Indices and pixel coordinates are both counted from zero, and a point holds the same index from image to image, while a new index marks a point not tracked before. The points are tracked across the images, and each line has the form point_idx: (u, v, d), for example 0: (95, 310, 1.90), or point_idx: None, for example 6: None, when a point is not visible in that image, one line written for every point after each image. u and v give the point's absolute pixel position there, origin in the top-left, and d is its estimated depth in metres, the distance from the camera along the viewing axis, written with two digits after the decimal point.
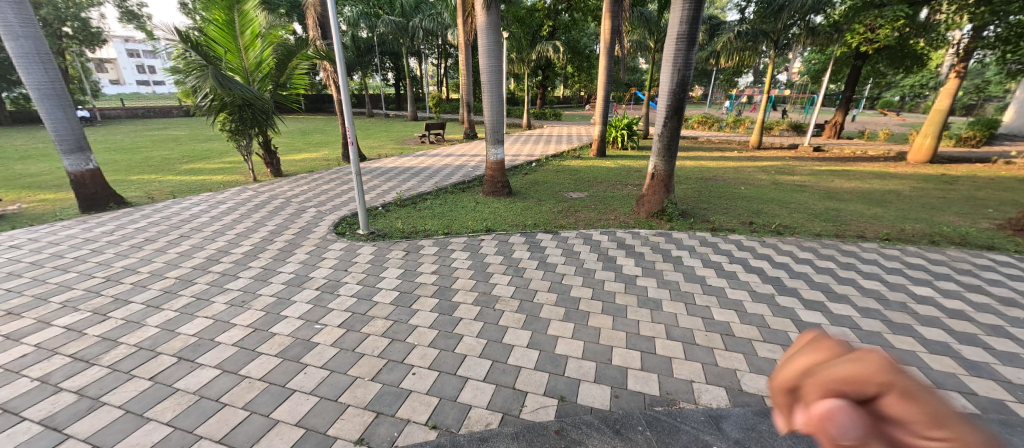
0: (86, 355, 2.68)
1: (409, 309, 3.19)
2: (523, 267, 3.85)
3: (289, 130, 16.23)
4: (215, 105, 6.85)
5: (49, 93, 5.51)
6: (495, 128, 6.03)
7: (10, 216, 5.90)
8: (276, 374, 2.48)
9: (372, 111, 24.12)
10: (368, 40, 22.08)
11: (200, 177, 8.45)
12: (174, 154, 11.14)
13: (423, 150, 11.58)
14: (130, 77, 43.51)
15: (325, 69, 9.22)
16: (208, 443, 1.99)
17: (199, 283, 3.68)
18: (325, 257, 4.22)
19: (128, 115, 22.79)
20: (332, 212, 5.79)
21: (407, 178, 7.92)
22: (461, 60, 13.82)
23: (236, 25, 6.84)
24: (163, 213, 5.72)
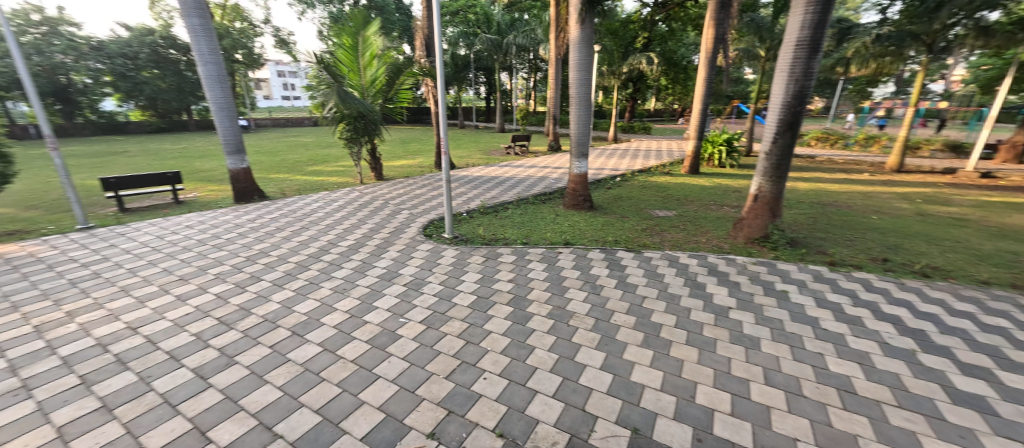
0: (228, 319, 3.27)
1: (485, 314, 3.28)
2: (600, 284, 3.73)
3: (393, 139, 18.11)
4: (337, 117, 7.91)
5: (223, 105, 6.90)
6: (580, 141, 5.99)
7: (188, 202, 7.51)
8: (365, 359, 2.73)
9: (464, 123, 25.73)
10: (466, 57, 23.70)
11: (320, 177, 9.83)
12: (303, 158, 13.16)
13: (507, 161, 11.97)
14: (277, 93, 52.74)
15: (427, 84, 10.07)
16: (308, 411, 2.26)
17: (312, 269, 4.26)
18: (413, 257, 4.57)
19: (273, 124, 27.56)
20: (423, 215, 6.27)
21: (491, 187, 8.24)
22: (551, 74, 14.06)
23: (359, 48, 7.87)
24: (290, 207, 6.77)
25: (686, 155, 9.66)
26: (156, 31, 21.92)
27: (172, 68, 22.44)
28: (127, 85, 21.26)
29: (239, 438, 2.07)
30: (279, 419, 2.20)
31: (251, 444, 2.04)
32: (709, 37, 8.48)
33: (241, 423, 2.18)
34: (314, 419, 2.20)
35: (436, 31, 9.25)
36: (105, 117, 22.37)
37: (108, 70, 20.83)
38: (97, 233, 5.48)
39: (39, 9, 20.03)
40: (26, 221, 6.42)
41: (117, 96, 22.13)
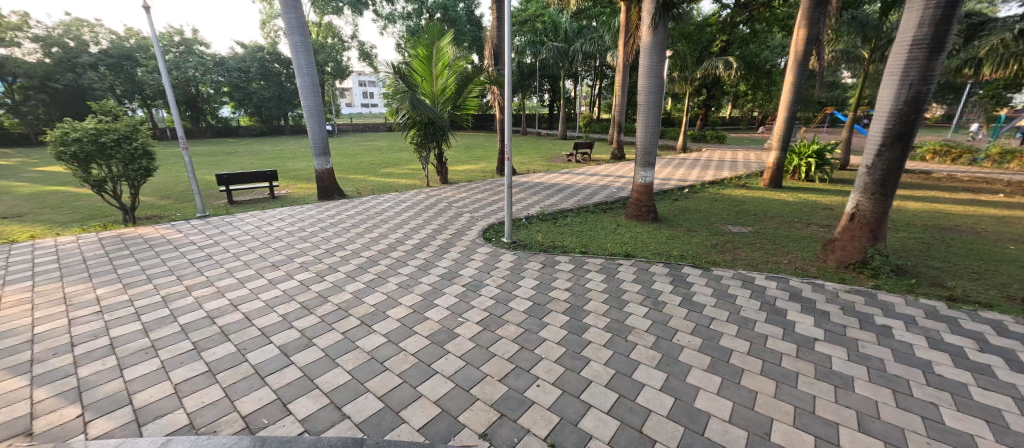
0: (309, 304, 3.63)
1: (540, 320, 3.28)
2: (663, 301, 3.55)
3: (458, 144, 18.87)
4: (410, 123, 8.43)
5: (314, 112, 7.71)
6: (647, 150, 5.75)
7: (281, 197, 8.48)
8: (425, 354, 2.85)
9: (526, 129, 26.04)
10: (531, 65, 24.02)
11: (391, 179, 10.53)
12: (377, 160, 14.22)
13: (569, 168, 11.86)
14: (358, 101, 57.80)
15: (493, 92, 10.35)
16: (372, 396, 2.42)
17: (381, 264, 4.58)
18: (473, 259, 4.71)
19: (353, 129, 30.14)
20: (483, 219, 6.44)
21: (551, 194, 8.22)
22: (618, 80, 13.71)
23: (433, 58, 8.33)
24: (364, 206, 7.35)
25: (767, 167, 8.85)
26: (265, 47, 25.15)
27: (274, 80, 25.56)
28: (239, 95, 24.61)
29: (313, 414, 2.28)
30: (347, 400, 2.39)
31: (323, 420, 2.24)
32: (798, 38, 7.74)
33: (315, 400, 2.40)
34: (377, 405, 2.34)
35: (505, 41, 9.50)
36: (222, 122, 26.09)
37: (226, 82, 24.31)
38: (211, 222, 6.39)
39: (180, 32, 24.00)
40: (160, 208, 7.68)
41: (232, 105, 25.71)
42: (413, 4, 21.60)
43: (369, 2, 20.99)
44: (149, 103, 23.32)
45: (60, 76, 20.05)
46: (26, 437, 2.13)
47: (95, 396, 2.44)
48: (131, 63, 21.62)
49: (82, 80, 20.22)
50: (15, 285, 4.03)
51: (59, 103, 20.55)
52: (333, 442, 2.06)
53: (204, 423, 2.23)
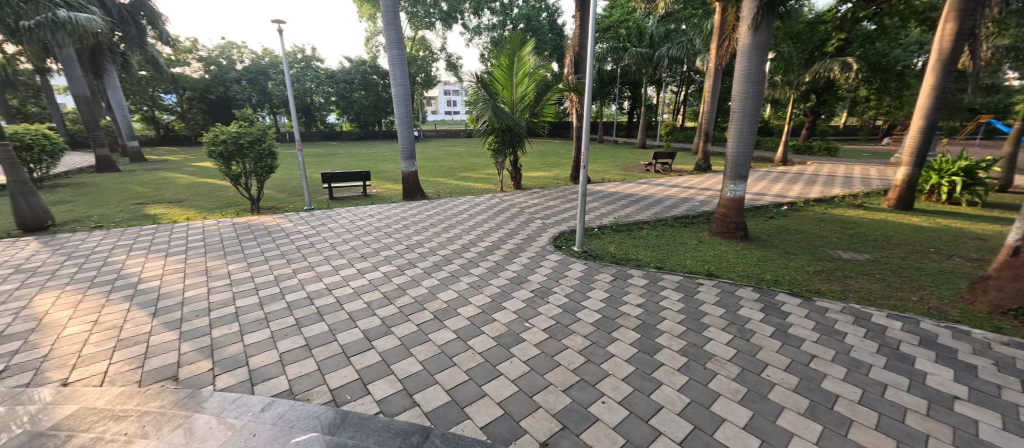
0: (390, 295, 3.95)
1: (608, 334, 3.17)
2: (750, 328, 3.20)
3: (533, 151, 19.12)
4: (489, 129, 8.74)
5: (404, 118, 8.41)
6: (739, 161, 5.26)
7: (371, 196, 9.35)
8: (491, 354, 2.92)
9: (603, 137, 25.50)
10: (612, 72, 23.48)
11: (468, 183, 11.02)
12: (456, 164, 15.00)
13: (646, 178, 11.32)
14: (442, 109, 61.83)
15: (572, 100, 10.30)
16: (440, 388, 2.54)
17: (454, 263, 4.81)
18: (542, 265, 4.71)
19: (436, 135, 32.16)
20: (554, 226, 6.41)
21: (627, 204, 7.91)
22: (708, 86, 12.75)
23: (514, 67, 8.56)
24: (442, 208, 7.78)
25: (892, 185, 7.55)
26: (367, 61, 28.05)
27: (372, 90, 28.35)
28: (344, 104, 27.71)
29: (388, 397, 2.47)
30: (418, 389, 2.54)
31: (396, 404, 2.40)
32: (945, 33, 6.51)
33: (390, 384, 2.59)
34: (443, 397, 2.45)
35: (587, 48, 9.41)
36: (328, 127, 29.61)
37: (334, 93, 27.57)
38: (314, 215, 7.29)
39: (301, 50, 27.81)
40: (277, 200, 8.96)
41: (337, 112, 29.05)
42: (498, 16, 22.42)
43: (458, 16, 22.29)
44: (275, 111, 27.34)
45: (214, 89, 24.47)
46: (174, 381, 2.63)
47: (222, 354, 2.92)
48: (264, 77, 25.58)
49: (229, 92, 24.49)
50: (174, 257, 5.01)
51: (211, 111, 25.09)
52: (404, 426, 2.20)
53: (300, 390, 2.53)
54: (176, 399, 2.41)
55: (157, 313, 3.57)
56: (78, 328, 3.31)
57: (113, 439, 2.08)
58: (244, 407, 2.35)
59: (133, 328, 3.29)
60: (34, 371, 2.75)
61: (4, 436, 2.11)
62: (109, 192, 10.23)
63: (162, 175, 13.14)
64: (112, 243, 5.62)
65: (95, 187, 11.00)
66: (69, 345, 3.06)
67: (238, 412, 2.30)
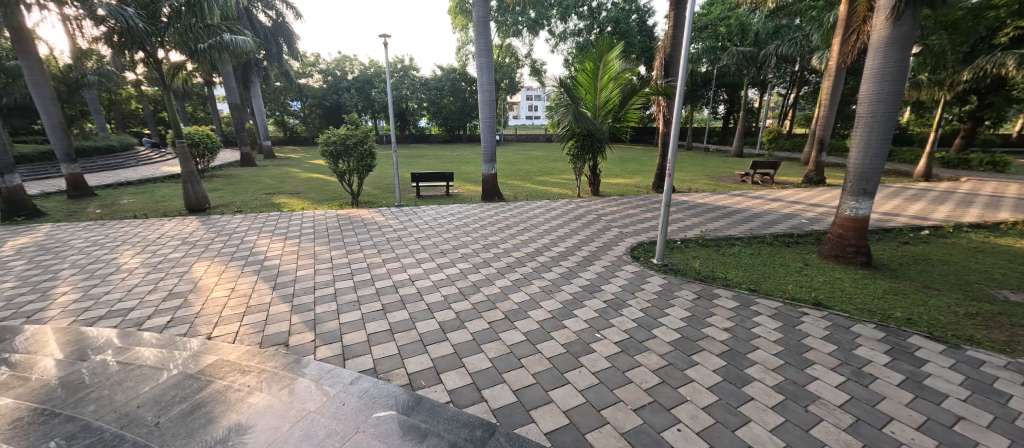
0: (465, 291, 4.13)
1: (687, 356, 2.93)
2: (868, 372, 2.71)
3: (613, 157, 18.57)
4: (568, 134, 8.68)
5: (488, 123, 8.74)
6: (864, 174, 4.50)
7: (454, 196, 9.88)
8: (559, 361, 2.89)
9: (692, 144, 23.81)
10: (707, 74, 21.80)
11: (545, 187, 11.07)
12: (534, 168, 15.18)
13: (741, 190, 10.27)
14: (524, 113, 63.15)
15: (659, 104, 9.73)
16: (507, 388, 2.58)
17: (528, 266, 4.87)
18: (617, 276, 4.53)
19: (516, 139, 32.82)
20: (633, 236, 6.12)
21: (716, 217, 7.26)
22: (827, 87, 11.07)
23: (599, 71, 8.32)
24: (518, 211, 7.93)
25: None
26: (457, 69, 29.69)
27: (460, 96, 29.92)
28: (434, 109, 29.69)
29: (458, 388, 2.57)
30: (487, 385, 2.61)
31: (465, 397, 2.50)
32: None
33: (461, 377, 2.70)
34: (510, 398, 2.48)
35: (680, 49, 8.84)
36: (419, 131, 32.04)
37: (426, 99, 29.75)
38: (403, 211, 7.93)
39: (400, 60, 30.43)
40: (373, 196, 9.92)
41: (427, 117, 31.27)
42: (585, 21, 22.06)
43: (545, 23, 22.51)
44: (375, 116, 30.32)
45: (329, 97, 27.98)
46: (285, 346, 3.06)
47: (322, 329, 3.33)
48: (369, 86, 28.52)
49: (341, 99, 27.86)
50: (290, 241, 5.85)
51: (326, 116, 28.75)
52: (471, 418, 2.28)
53: (382, 370, 2.77)
54: (285, 362, 2.80)
55: (276, 286, 4.20)
56: (220, 293, 4.03)
57: (239, 389, 2.48)
58: (335, 377, 2.64)
59: (258, 298, 3.91)
60: (189, 324, 3.41)
61: (167, 373, 2.65)
62: (248, 183, 12.29)
63: (285, 170, 15.43)
64: (247, 226, 6.73)
65: (238, 179, 13.29)
66: (214, 306, 3.73)
67: (331, 381, 2.58)
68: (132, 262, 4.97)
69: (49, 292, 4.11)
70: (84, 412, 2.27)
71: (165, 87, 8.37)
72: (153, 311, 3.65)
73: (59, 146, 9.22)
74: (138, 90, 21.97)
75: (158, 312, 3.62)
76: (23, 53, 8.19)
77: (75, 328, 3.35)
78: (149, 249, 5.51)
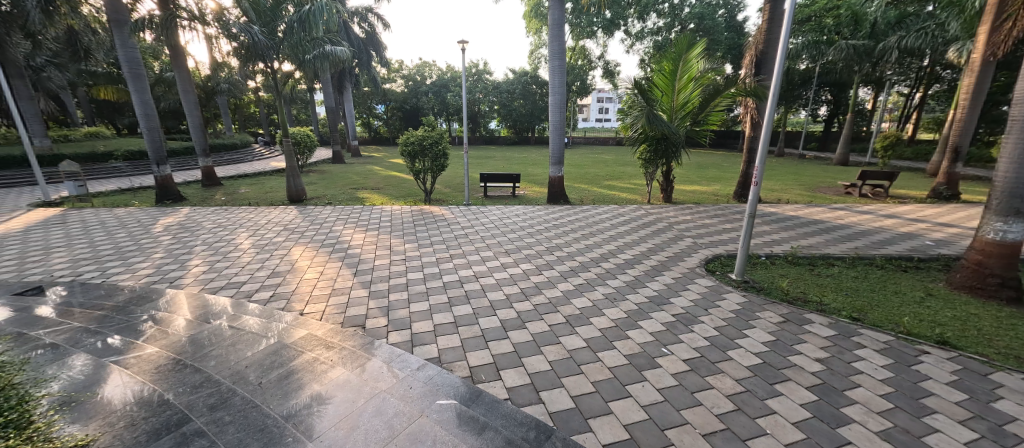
0: (527, 292, 4.17)
1: (768, 384, 2.65)
2: (1012, 432, 2.21)
3: (690, 162, 17.42)
4: (641, 138, 8.32)
5: (558, 126, 8.71)
6: (1017, 191, 3.69)
7: (520, 197, 10.01)
8: (621, 372, 2.78)
9: (783, 150, 21.47)
10: (806, 71, 19.48)
11: (613, 192, 10.74)
12: (602, 172, 14.82)
13: (844, 203, 9.01)
14: (593, 115, 62.02)
15: (747, 105, 8.89)
16: (566, 394, 2.54)
17: (592, 271, 4.76)
18: (688, 289, 4.23)
19: (585, 142, 32.20)
20: (709, 247, 5.69)
21: (810, 232, 6.47)
22: (968, 83, 9.18)
23: (678, 72, 7.83)
24: (583, 215, 7.81)
25: None
26: (529, 72, 29.92)
27: (530, 98, 30.12)
28: (504, 112, 30.29)
29: (516, 387, 2.60)
30: (545, 387, 2.60)
31: (523, 396, 2.52)
32: None
33: (520, 376, 2.72)
34: (567, 404, 2.44)
35: (775, 44, 7.98)
36: (489, 133, 32.92)
37: (497, 101, 30.49)
38: (471, 210, 8.22)
39: (475, 65, 31.51)
40: (444, 194, 10.42)
41: (498, 119, 32.00)
42: (665, 18, 20.92)
43: (621, 23, 21.78)
44: (449, 119, 31.78)
45: (409, 100, 29.98)
46: (362, 328, 3.34)
47: (394, 315, 3.58)
48: (445, 90, 29.97)
49: (419, 103, 29.73)
50: (370, 233, 6.38)
51: (406, 118, 30.82)
52: (528, 418, 2.29)
53: (446, 360, 2.90)
54: (361, 343, 3.06)
55: (357, 273, 4.61)
56: (311, 275, 4.53)
57: (323, 362, 2.77)
58: (402, 361, 2.81)
59: (341, 282, 4.33)
60: (286, 300, 3.88)
61: (269, 340, 3.05)
62: (337, 178, 13.64)
63: (368, 168, 16.85)
64: (336, 217, 7.47)
65: (330, 174, 14.80)
66: (306, 286, 4.21)
67: (400, 365, 2.77)
68: (246, 243, 5.79)
69: (186, 263, 4.95)
70: (207, 366, 2.70)
71: (278, 93, 9.61)
72: (260, 286, 4.22)
73: (198, 143, 11.06)
74: (257, 96, 25.52)
75: (263, 288, 4.17)
76: (177, 67, 9.96)
77: (203, 295, 3.99)
78: (259, 232, 6.38)
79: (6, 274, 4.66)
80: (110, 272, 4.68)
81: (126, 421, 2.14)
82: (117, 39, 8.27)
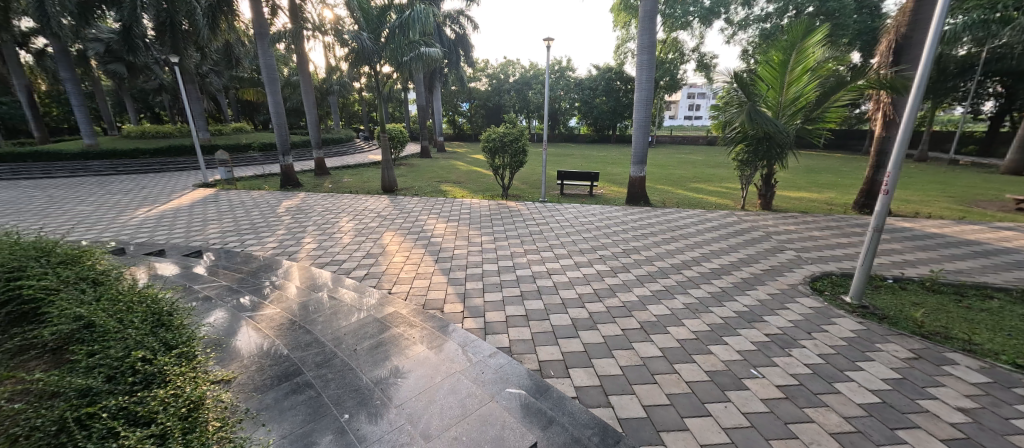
0: (600, 293, 4.07)
1: (887, 429, 2.25)
2: None
3: (797, 165, 15.35)
4: (738, 137, 7.57)
5: (643, 124, 8.31)
6: None
7: (598, 196, 9.77)
8: (701, 389, 2.58)
9: (925, 154, 17.85)
10: (967, 58, 15.87)
11: (701, 195, 9.93)
12: (689, 174, 13.79)
13: (1010, 221, 7.22)
14: (681, 113, 58.04)
15: (878, 99, 7.55)
16: (637, 402, 2.44)
17: (671, 278, 4.47)
18: (787, 308, 3.75)
19: (671, 141, 30.27)
20: (817, 263, 4.98)
21: (959, 254, 5.30)
22: None
23: (790, 62, 6.92)
24: (664, 217, 7.36)
25: None
26: (613, 68, 28.94)
27: (613, 96, 29.16)
28: (585, 109, 29.71)
29: (585, 387, 2.58)
30: (615, 391, 2.54)
31: (592, 397, 2.49)
32: None
33: (590, 376, 2.69)
34: (639, 413, 2.34)
35: (925, 26, 6.64)
36: (569, 131, 32.59)
37: (579, 99, 30.05)
38: (547, 206, 8.25)
39: (559, 62, 31.36)
40: (522, 190, 10.59)
41: (578, 117, 31.53)
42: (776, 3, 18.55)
43: (721, 11, 19.89)
44: (529, 116, 32.15)
45: (492, 98, 31.03)
46: (441, 312, 3.58)
47: (469, 302, 3.77)
48: (528, 87, 30.43)
49: (502, 101, 30.54)
50: (450, 223, 6.78)
51: (488, 116, 31.90)
52: (595, 420, 2.25)
53: (518, 352, 2.98)
54: (439, 325, 3.27)
55: (438, 261, 4.92)
56: (398, 259, 4.95)
57: (408, 338, 3.03)
58: (476, 347, 2.95)
59: (424, 267, 4.68)
60: (377, 278, 4.33)
61: (362, 313, 3.43)
62: (424, 172, 14.65)
63: (451, 162, 17.82)
64: (422, 208, 8.06)
65: (418, 168, 15.95)
66: (394, 268, 4.62)
67: (473, 350, 2.91)
68: (347, 226, 6.53)
69: (301, 240, 5.77)
70: (315, 328, 3.13)
71: (379, 93, 10.62)
72: (357, 265, 4.75)
73: (314, 137, 12.72)
74: (360, 95, 28.40)
75: (360, 266, 4.69)
76: (303, 72, 11.52)
77: (312, 268, 4.61)
78: (357, 217, 7.14)
79: (178, 238, 5.89)
80: (246, 243, 5.64)
81: (256, 366, 2.58)
82: (260, 49, 9.73)
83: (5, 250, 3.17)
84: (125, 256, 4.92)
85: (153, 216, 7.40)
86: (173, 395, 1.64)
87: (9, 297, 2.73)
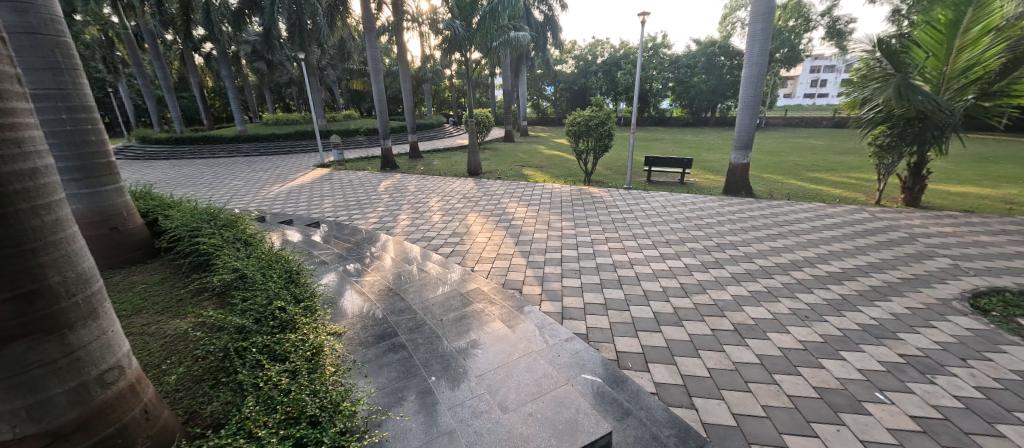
0: (688, 289, 3.79)
1: None
2: None
3: (960, 152, 12.31)
4: (879, 118, 6.26)
5: (750, 105, 7.39)
6: None
7: (690, 185, 9.01)
8: (807, 406, 2.28)
9: None
10: None
11: (820, 187, 8.55)
12: (805, 161, 11.95)
13: None
14: (801, 91, 50.11)
15: None
16: (726, 409, 2.26)
17: (776, 279, 3.97)
18: (933, 327, 3.09)
19: (784, 124, 26.45)
20: (981, 275, 3.99)
21: None
22: None
23: (964, 22, 5.47)
24: (770, 210, 6.53)
25: None
26: (717, 41, 25.97)
27: (715, 73, 26.27)
28: (680, 89, 27.34)
29: (666, 385, 2.46)
30: (700, 394, 2.38)
31: (674, 396, 2.37)
32: None
33: (672, 374, 2.55)
34: (728, 421, 2.17)
35: None
36: (660, 113, 30.33)
37: (674, 78, 27.74)
38: (632, 194, 7.86)
39: (653, 38, 29.13)
40: (606, 177, 10.24)
41: (672, 98, 29.15)
42: None
43: None
44: (617, 98, 30.63)
45: (578, 80, 30.19)
46: (519, 292, 3.69)
47: (548, 285, 3.82)
48: (616, 68, 28.91)
49: (589, 83, 29.53)
50: (531, 207, 6.86)
51: (574, 99, 31.16)
52: (676, 419, 2.14)
53: (596, 340, 2.94)
54: (517, 304, 3.38)
55: (518, 243, 5.04)
56: (481, 239, 5.19)
57: (489, 314, 3.17)
58: (552, 330, 2.98)
59: (505, 248, 4.84)
60: (462, 256, 4.61)
61: (447, 287, 3.69)
62: (507, 156, 14.97)
63: (534, 147, 17.88)
64: (505, 191, 8.28)
65: (502, 152, 16.35)
66: (477, 248, 4.86)
67: (550, 332, 2.95)
68: (436, 206, 7.00)
69: (396, 217, 6.36)
70: (408, 296, 3.46)
71: (469, 79, 11.01)
72: (444, 242, 5.09)
73: (410, 122, 13.76)
74: (451, 82, 29.77)
75: (446, 244, 5.02)
76: (402, 61, 12.44)
77: (406, 243, 5.07)
78: (445, 198, 7.62)
79: (301, 210, 6.94)
80: (354, 217, 6.40)
81: (360, 324, 2.95)
82: (368, 42, 10.72)
83: (189, 214, 4.06)
84: (265, 222, 5.94)
85: (284, 191, 8.78)
86: (300, 339, 1.96)
87: (190, 250, 3.52)
